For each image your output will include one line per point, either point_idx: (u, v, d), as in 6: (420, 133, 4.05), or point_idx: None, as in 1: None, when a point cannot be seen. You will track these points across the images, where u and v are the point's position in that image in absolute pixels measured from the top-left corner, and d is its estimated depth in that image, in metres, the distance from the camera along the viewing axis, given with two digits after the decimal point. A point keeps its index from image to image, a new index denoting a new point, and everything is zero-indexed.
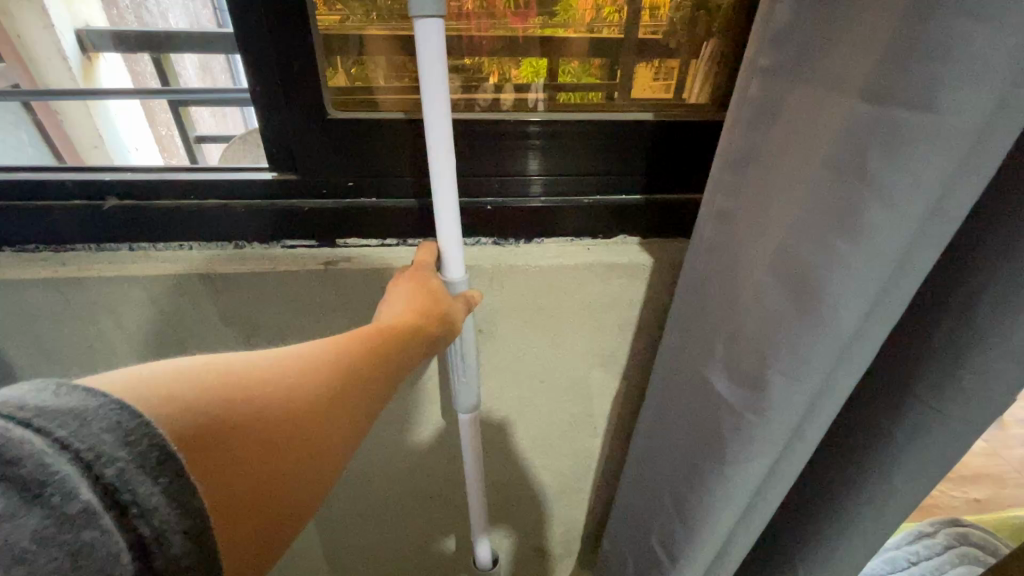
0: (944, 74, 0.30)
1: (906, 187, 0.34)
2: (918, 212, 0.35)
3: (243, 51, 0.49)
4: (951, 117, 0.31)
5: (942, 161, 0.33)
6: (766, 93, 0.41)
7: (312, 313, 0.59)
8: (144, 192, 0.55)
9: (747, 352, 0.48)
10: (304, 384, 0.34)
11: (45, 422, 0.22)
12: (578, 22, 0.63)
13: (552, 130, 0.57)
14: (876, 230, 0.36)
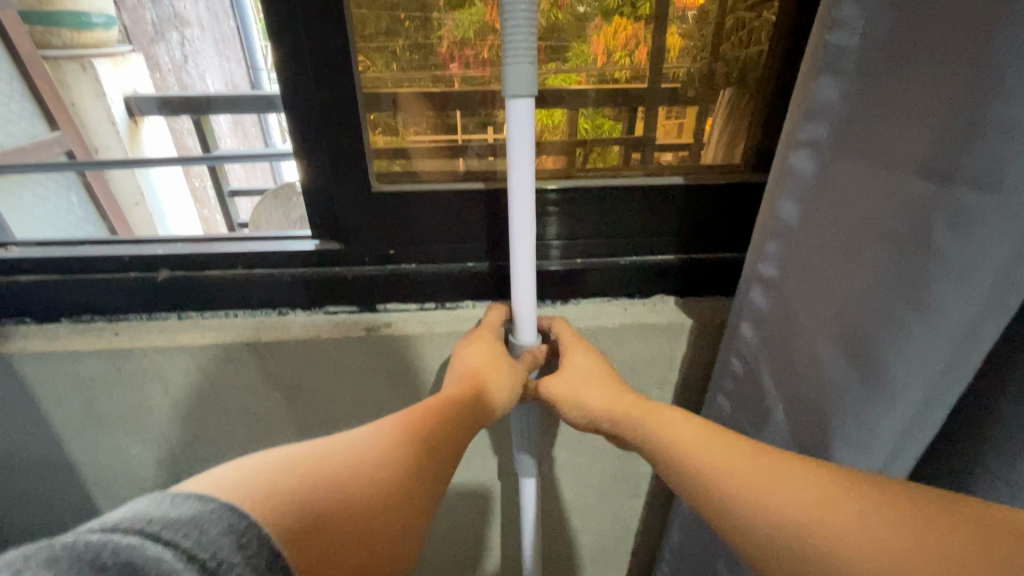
0: (1009, 153, 0.30)
1: (976, 262, 0.33)
2: (988, 286, 0.34)
3: (294, 133, 0.51)
4: (1019, 195, 0.31)
5: (1015, 237, 0.32)
6: (821, 164, 0.41)
7: (354, 379, 0.59)
8: (195, 263, 0.57)
9: (805, 421, 0.47)
10: (383, 465, 0.37)
11: (171, 534, 0.24)
12: (591, 66, 0.65)
13: (589, 197, 0.58)
14: (947, 305, 0.35)
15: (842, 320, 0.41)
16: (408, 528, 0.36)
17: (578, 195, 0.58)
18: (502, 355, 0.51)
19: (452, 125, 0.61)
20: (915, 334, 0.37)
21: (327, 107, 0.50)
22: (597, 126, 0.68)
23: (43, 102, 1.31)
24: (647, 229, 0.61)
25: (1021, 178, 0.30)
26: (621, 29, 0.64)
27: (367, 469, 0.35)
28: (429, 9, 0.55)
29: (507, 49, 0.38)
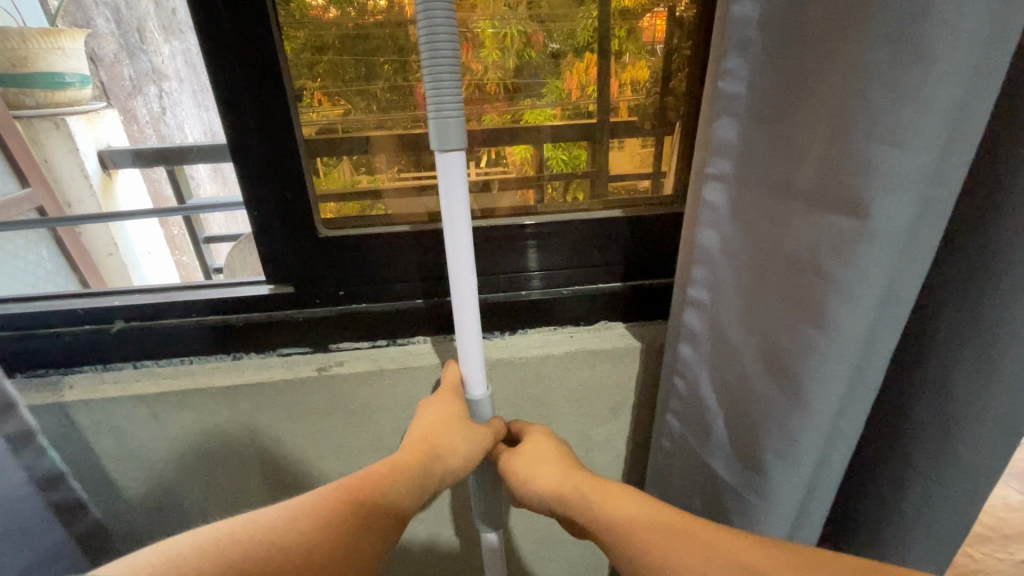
0: (868, 185, 0.34)
1: (862, 281, 0.37)
2: (873, 301, 0.38)
3: (244, 184, 0.54)
4: (883, 219, 0.34)
5: (888, 259, 0.36)
6: (725, 194, 0.44)
7: (308, 418, 0.60)
8: (150, 312, 0.58)
9: (740, 434, 0.49)
10: (325, 537, 0.38)
11: None
12: (567, 101, 0.72)
13: (543, 232, 0.62)
14: (845, 322, 0.38)
15: (762, 340, 0.44)
16: None
17: (535, 230, 0.61)
18: (459, 418, 0.52)
19: (431, 164, 0.63)
20: (821, 351, 0.40)
21: (274, 159, 0.53)
22: (574, 157, 0.73)
23: (15, 161, 1.33)
24: (591, 259, 0.64)
25: (884, 207, 0.34)
26: (593, 65, 0.69)
27: (308, 556, 0.37)
28: (406, 52, 0.59)
29: (434, 106, 0.40)
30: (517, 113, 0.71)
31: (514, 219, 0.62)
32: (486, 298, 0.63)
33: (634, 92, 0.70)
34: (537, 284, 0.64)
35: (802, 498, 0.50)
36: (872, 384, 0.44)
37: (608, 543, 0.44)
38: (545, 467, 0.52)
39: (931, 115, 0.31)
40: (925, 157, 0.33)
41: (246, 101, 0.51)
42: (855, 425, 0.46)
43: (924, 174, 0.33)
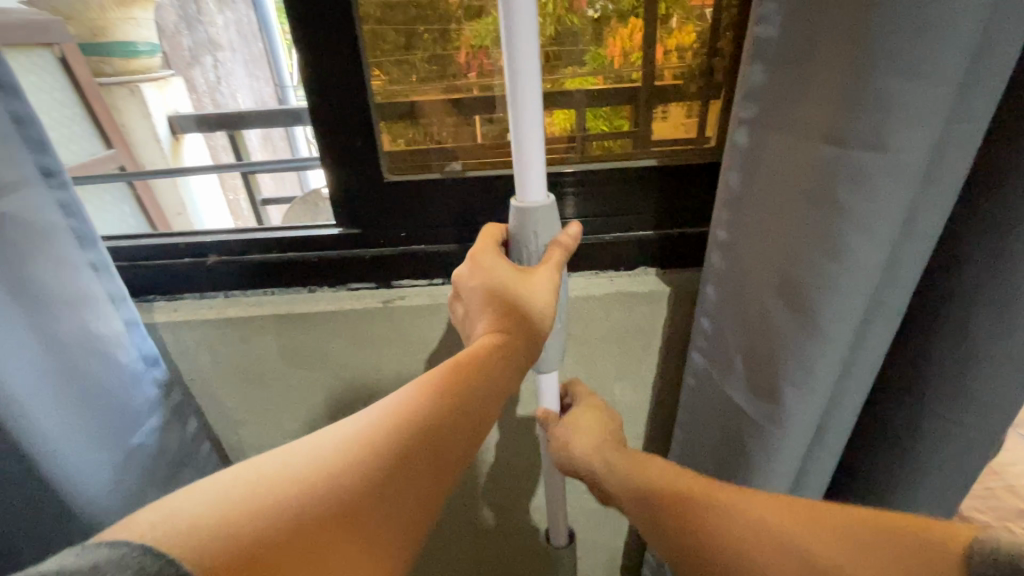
0: (889, 122, 0.38)
1: (878, 217, 0.41)
2: (885, 234, 0.42)
3: (321, 134, 0.61)
4: (899, 153, 0.39)
5: (901, 193, 0.40)
6: (753, 140, 0.47)
7: (372, 345, 0.68)
8: (238, 248, 0.67)
9: (758, 364, 0.53)
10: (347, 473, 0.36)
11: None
12: (608, 68, 0.73)
13: (582, 181, 0.66)
14: (859, 253, 0.43)
15: (779, 278, 0.48)
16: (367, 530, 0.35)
17: (575, 177, 0.66)
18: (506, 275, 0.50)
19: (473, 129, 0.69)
20: (839, 281, 0.45)
21: (348, 113, 0.60)
22: (615, 123, 0.75)
23: (100, 124, 1.44)
24: (631, 208, 0.68)
25: (900, 141, 0.38)
26: (637, 30, 0.71)
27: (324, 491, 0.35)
28: (452, 20, 0.64)
29: None
30: (560, 81, 0.73)
31: (558, 167, 0.66)
32: None
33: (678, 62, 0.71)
34: (573, 231, 0.69)
35: (823, 413, 0.55)
36: (888, 314, 0.48)
37: (628, 503, 0.49)
38: (580, 436, 0.57)
39: (950, 58, 0.35)
40: (943, 94, 0.36)
41: (325, 54, 0.57)
42: (874, 356, 0.51)
43: (942, 113, 0.37)
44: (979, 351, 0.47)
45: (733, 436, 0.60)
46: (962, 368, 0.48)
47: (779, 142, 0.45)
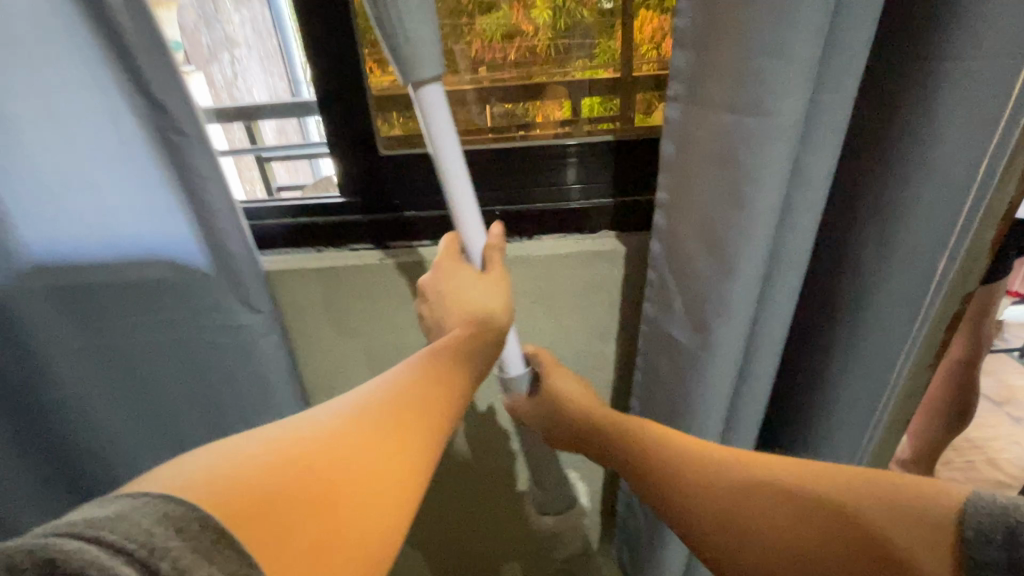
0: (767, 90, 0.47)
1: (769, 169, 0.51)
2: (776, 183, 0.52)
3: (323, 115, 0.74)
4: (777, 115, 0.48)
5: (785, 147, 0.50)
6: (677, 113, 0.57)
7: (371, 297, 0.80)
8: (260, 214, 0.81)
9: (690, 303, 0.63)
10: (342, 442, 0.38)
11: (98, 534, 0.27)
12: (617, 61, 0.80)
13: (583, 150, 0.77)
14: (756, 200, 0.53)
15: (700, 227, 0.58)
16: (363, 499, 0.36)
17: (578, 146, 0.77)
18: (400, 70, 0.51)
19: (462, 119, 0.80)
20: (744, 223, 0.54)
21: (347, 98, 0.72)
22: (623, 110, 0.80)
23: None
24: (591, 178, 0.78)
25: (777, 105, 0.48)
26: (646, 23, 0.77)
27: (325, 459, 0.37)
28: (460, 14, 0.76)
29: None
30: (574, 74, 0.82)
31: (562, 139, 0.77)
32: (513, 208, 0.79)
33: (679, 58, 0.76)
34: (577, 197, 0.79)
35: (748, 343, 0.65)
36: (792, 254, 0.58)
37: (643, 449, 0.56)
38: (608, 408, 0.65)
39: (808, 35, 0.45)
40: (806, 65, 0.46)
41: (324, 47, 0.69)
42: (787, 292, 0.61)
43: (808, 82, 0.47)
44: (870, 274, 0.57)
45: (673, 370, 0.69)
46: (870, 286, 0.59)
47: (692, 113, 0.54)
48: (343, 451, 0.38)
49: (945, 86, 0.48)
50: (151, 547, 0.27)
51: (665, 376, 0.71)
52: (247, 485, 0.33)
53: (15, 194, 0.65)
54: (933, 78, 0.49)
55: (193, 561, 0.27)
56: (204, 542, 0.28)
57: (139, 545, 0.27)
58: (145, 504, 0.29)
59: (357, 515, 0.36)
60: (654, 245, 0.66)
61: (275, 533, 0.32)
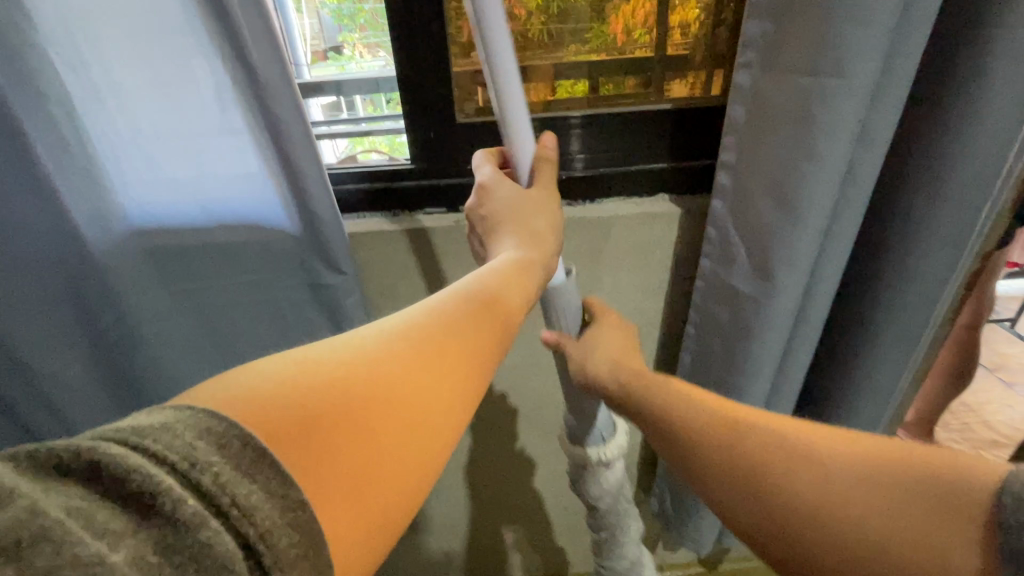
0: (848, 54, 0.53)
1: (840, 127, 0.57)
2: (846, 140, 0.58)
3: (405, 83, 0.80)
4: (854, 77, 0.54)
5: (858, 106, 0.56)
6: (749, 78, 0.62)
7: (446, 256, 0.88)
8: (338, 179, 0.87)
9: (755, 255, 0.69)
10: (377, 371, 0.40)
11: (143, 440, 0.28)
12: (609, 44, 0.85)
13: (590, 121, 0.83)
14: (828, 155, 0.59)
15: (770, 183, 0.63)
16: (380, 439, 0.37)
17: (581, 119, 0.83)
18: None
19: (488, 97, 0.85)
20: (815, 177, 0.60)
21: (433, 67, 0.79)
22: (618, 90, 0.88)
23: None
24: (647, 144, 0.85)
25: (854, 69, 0.54)
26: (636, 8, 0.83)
27: (357, 385, 0.38)
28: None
29: None
30: (566, 57, 0.86)
31: (567, 112, 0.83)
32: (578, 172, 0.85)
33: (682, 36, 0.84)
34: (580, 166, 0.86)
35: (805, 291, 0.71)
36: (852, 207, 0.64)
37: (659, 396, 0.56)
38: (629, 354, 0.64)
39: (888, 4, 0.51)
40: (883, 31, 0.52)
41: (413, 18, 0.75)
42: (844, 243, 0.67)
43: (882, 48, 0.53)
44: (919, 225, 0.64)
45: (732, 318, 0.75)
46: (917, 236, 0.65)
47: (767, 78, 0.60)
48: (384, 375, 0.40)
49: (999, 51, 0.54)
50: (194, 460, 0.27)
51: (723, 326, 0.77)
52: (286, 396, 0.34)
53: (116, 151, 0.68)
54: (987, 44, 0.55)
55: (233, 476, 0.28)
56: (244, 460, 0.29)
57: (181, 460, 0.27)
58: (189, 418, 0.29)
59: (383, 454, 0.37)
60: (717, 205, 0.71)
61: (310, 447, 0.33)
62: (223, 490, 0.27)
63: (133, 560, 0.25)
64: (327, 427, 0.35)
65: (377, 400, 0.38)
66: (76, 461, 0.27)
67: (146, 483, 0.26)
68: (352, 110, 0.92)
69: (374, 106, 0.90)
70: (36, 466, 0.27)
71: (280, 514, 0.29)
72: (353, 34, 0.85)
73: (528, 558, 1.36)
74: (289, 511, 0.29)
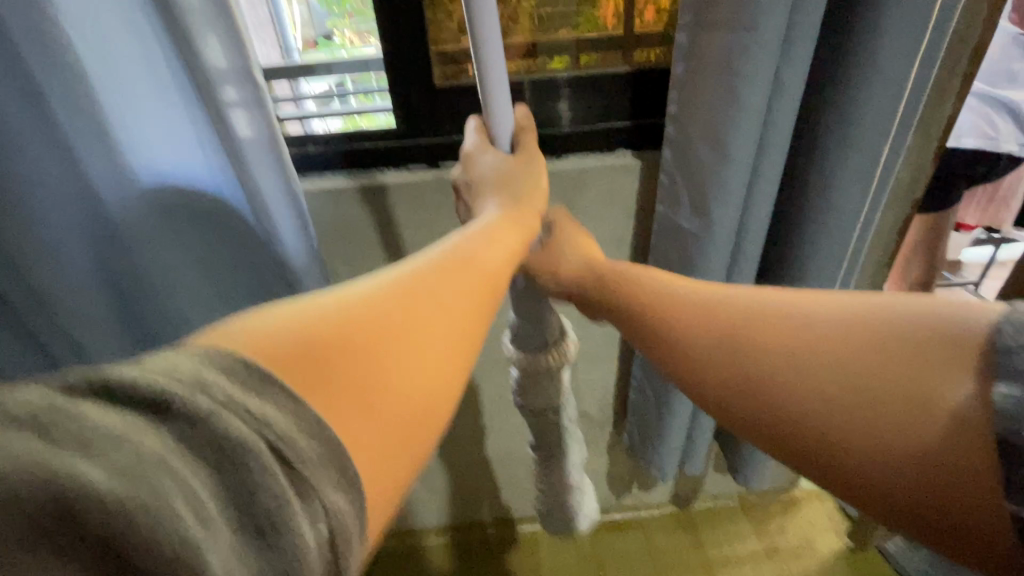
0: (758, 12, 0.63)
1: (758, 76, 0.67)
2: (763, 88, 0.68)
3: (389, 50, 0.90)
4: (765, 32, 0.64)
5: (771, 57, 0.66)
6: (686, 37, 0.71)
7: (428, 207, 0.98)
8: (331, 139, 0.97)
9: (695, 195, 0.79)
10: (378, 318, 0.43)
11: (153, 364, 0.31)
12: (596, 23, 0.95)
13: (574, 82, 0.93)
14: (748, 102, 0.68)
15: (705, 129, 0.73)
16: (397, 375, 0.41)
17: (567, 79, 0.92)
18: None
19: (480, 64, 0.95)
20: (739, 121, 0.70)
21: (413, 35, 0.88)
22: (601, 61, 0.95)
23: None
24: (608, 104, 0.94)
25: (764, 26, 0.63)
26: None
27: (362, 330, 0.41)
28: None
29: None
30: (555, 31, 0.95)
31: (552, 74, 0.93)
32: (552, 130, 0.94)
33: (657, 13, 0.93)
34: (567, 123, 0.95)
35: (740, 227, 0.81)
36: (776, 149, 0.74)
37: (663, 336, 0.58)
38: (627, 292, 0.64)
39: None
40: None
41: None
42: (772, 182, 0.77)
43: (787, 7, 0.63)
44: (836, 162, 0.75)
45: (680, 256, 0.85)
46: (834, 173, 0.76)
47: (698, 36, 0.69)
48: (382, 313, 0.43)
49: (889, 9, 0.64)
50: (206, 380, 0.31)
51: (673, 263, 0.87)
52: (294, 338, 0.38)
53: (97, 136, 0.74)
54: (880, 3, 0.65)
55: (242, 391, 0.31)
56: (252, 379, 0.32)
57: (191, 379, 0.30)
58: (191, 349, 0.33)
59: (396, 387, 0.41)
60: (667, 153, 0.80)
61: (322, 376, 0.37)
62: (237, 403, 0.31)
63: (161, 449, 0.28)
64: (337, 363, 0.38)
65: (382, 341, 0.42)
66: (84, 381, 0.29)
67: (160, 392, 0.29)
68: (343, 92, 1.00)
69: (364, 89, 0.99)
70: (51, 381, 0.30)
71: (296, 422, 0.32)
72: (342, 21, 0.95)
73: (514, 500, 1.48)
74: (304, 421, 0.32)
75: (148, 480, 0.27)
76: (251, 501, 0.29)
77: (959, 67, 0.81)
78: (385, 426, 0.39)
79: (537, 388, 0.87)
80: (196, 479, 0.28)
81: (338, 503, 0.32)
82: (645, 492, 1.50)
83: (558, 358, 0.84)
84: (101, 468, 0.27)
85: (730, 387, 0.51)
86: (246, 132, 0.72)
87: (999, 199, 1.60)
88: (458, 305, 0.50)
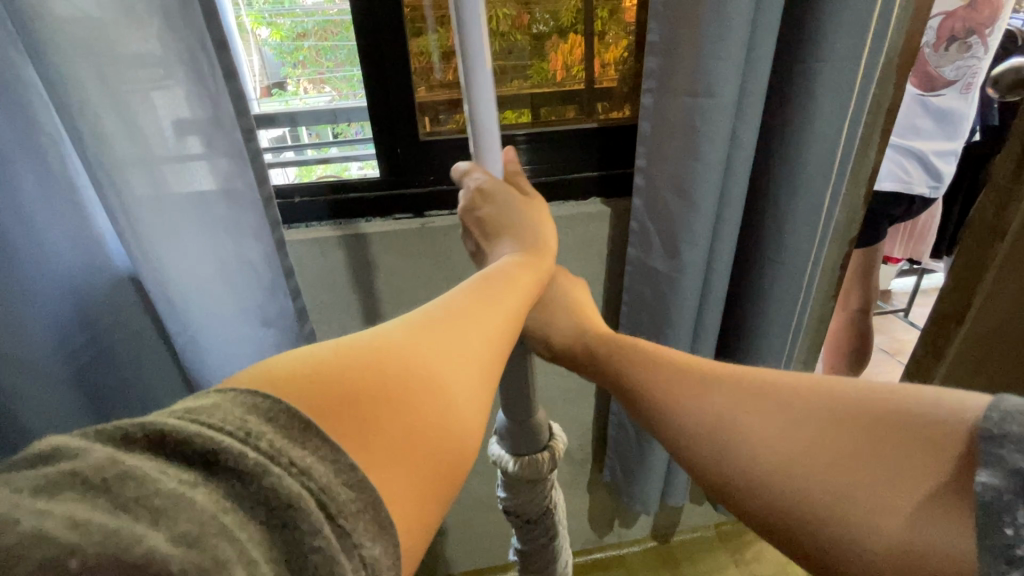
0: (714, 81, 0.72)
1: (716, 135, 0.75)
2: (721, 145, 0.76)
3: (372, 108, 0.95)
4: (720, 98, 0.73)
5: (726, 120, 0.75)
6: (651, 100, 0.80)
7: (412, 255, 1.01)
8: (316, 190, 0.99)
9: (666, 239, 0.86)
10: (393, 351, 0.43)
11: (198, 415, 0.30)
12: (551, 79, 1.03)
13: (534, 137, 1.01)
14: (709, 157, 0.77)
15: (672, 180, 0.81)
16: (422, 407, 0.40)
17: (527, 136, 1.00)
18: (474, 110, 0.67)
19: (446, 122, 1.02)
20: (702, 174, 0.78)
21: (395, 96, 0.95)
22: (560, 115, 1.05)
23: None
24: (578, 156, 1.02)
25: (719, 93, 0.73)
26: (573, 47, 1.01)
27: (379, 361, 0.41)
28: (419, 32, 0.93)
29: None
30: (516, 88, 1.03)
31: (515, 130, 1.01)
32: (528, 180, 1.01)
33: (609, 71, 1.03)
34: (530, 175, 1.02)
35: (708, 266, 0.89)
36: (736, 197, 0.83)
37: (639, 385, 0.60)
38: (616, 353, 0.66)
39: (736, 47, 0.70)
40: (737, 65, 0.71)
41: (383, 54, 0.91)
42: (733, 226, 0.85)
43: (738, 77, 0.72)
44: (788, 206, 0.85)
45: (656, 294, 0.92)
46: (786, 215, 0.86)
47: (662, 100, 0.78)
48: (411, 353, 0.43)
49: (822, 79, 0.76)
50: (250, 429, 0.30)
51: (649, 300, 0.93)
52: (318, 372, 0.37)
53: (57, 197, 0.71)
54: (813, 74, 0.76)
55: (286, 442, 0.30)
56: (295, 429, 0.31)
57: (238, 428, 0.29)
58: (236, 397, 0.32)
59: (427, 416, 0.40)
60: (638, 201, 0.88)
61: (358, 425, 0.35)
62: (282, 453, 0.29)
63: (212, 502, 0.27)
64: (355, 396, 0.37)
65: (403, 372, 0.41)
66: (141, 431, 0.28)
67: (209, 445, 0.28)
68: (298, 142, 1.04)
69: (320, 136, 1.04)
70: (105, 437, 0.28)
71: (337, 472, 0.30)
72: (296, 71, 1.00)
73: (496, 545, 1.45)
74: (344, 472, 0.31)
75: (208, 549, 0.25)
76: (297, 556, 0.28)
77: (877, 124, 0.94)
78: (422, 475, 0.37)
79: (524, 487, 0.85)
80: (247, 534, 0.27)
81: (375, 551, 0.30)
82: (626, 528, 1.51)
83: (541, 458, 0.83)
84: (164, 532, 0.24)
85: (701, 431, 0.52)
86: (209, 184, 0.72)
87: (918, 234, 1.80)
88: (478, 341, 0.50)
